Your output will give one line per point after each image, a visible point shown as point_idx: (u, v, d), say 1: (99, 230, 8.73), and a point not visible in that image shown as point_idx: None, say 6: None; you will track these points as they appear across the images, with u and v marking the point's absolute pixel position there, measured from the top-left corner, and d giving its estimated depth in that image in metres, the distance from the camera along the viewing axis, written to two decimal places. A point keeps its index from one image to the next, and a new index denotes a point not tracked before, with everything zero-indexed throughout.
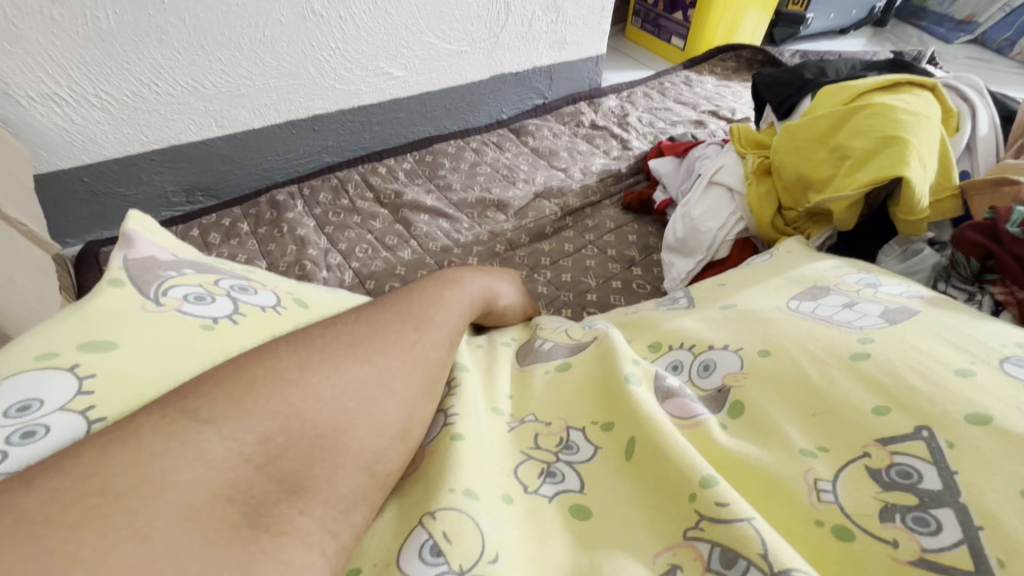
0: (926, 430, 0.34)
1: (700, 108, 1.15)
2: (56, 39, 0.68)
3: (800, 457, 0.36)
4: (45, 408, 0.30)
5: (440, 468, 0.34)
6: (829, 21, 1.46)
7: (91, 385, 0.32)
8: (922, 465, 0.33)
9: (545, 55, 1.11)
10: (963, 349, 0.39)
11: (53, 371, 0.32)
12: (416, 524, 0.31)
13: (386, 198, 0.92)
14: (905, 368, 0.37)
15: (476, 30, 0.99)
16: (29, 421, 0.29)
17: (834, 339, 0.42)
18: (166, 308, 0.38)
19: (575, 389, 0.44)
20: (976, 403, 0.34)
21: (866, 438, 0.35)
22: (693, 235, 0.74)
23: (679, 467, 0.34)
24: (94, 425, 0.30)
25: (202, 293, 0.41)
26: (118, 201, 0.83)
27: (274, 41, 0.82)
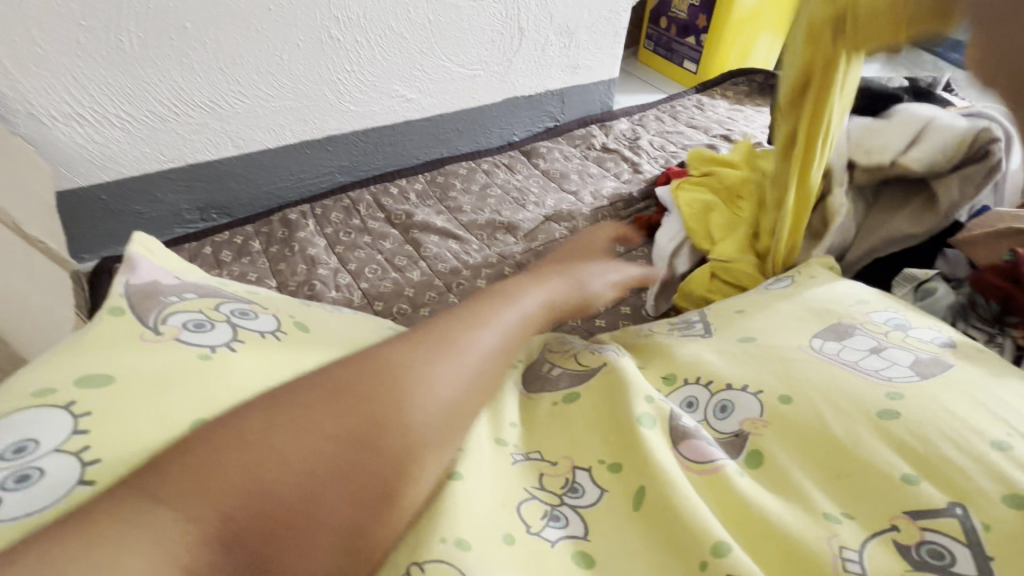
0: (960, 508, 0.33)
1: (711, 132, 1.15)
2: (80, 61, 0.70)
3: (824, 521, 0.34)
4: (39, 450, 0.30)
5: (436, 510, 0.34)
6: None
7: (86, 423, 0.32)
8: (954, 546, 0.32)
9: (558, 79, 1.12)
10: (1005, 422, 0.37)
11: (51, 409, 0.32)
12: (405, 572, 0.31)
13: (397, 218, 0.92)
14: (937, 436, 0.37)
15: (489, 55, 1.00)
16: (25, 463, 0.30)
17: (859, 390, 0.40)
18: (165, 337, 0.38)
19: (584, 425, 0.43)
20: (1013, 481, 0.33)
21: (896, 509, 0.34)
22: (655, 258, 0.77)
23: (693, 532, 0.33)
24: (88, 468, 0.30)
25: (201, 319, 0.41)
26: (134, 218, 0.84)
27: (291, 65, 0.83)
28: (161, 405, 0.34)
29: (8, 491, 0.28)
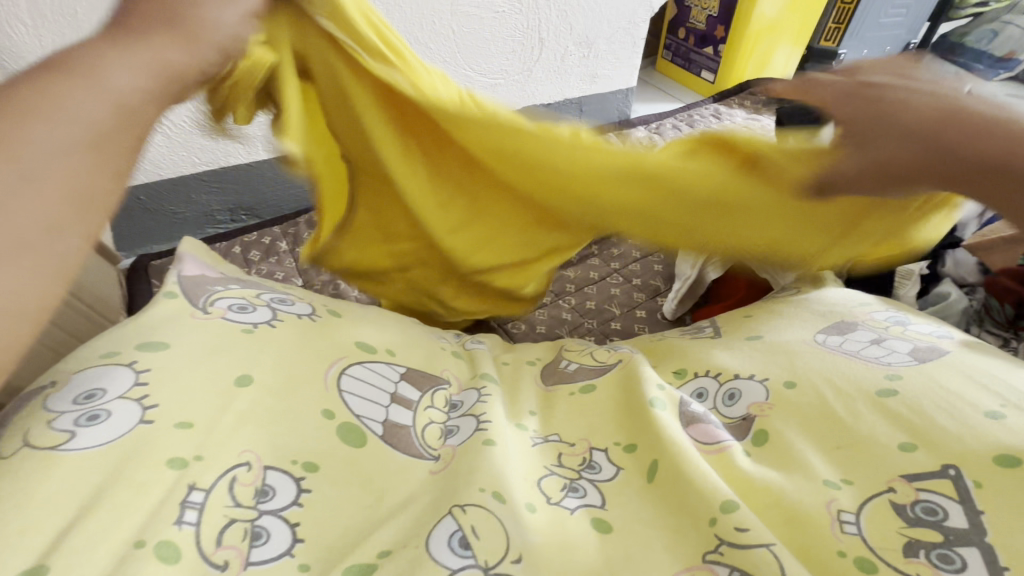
0: (953, 469, 0.34)
1: None
2: None
3: (822, 487, 0.35)
4: (107, 396, 0.34)
5: (471, 466, 0.36)
6: (864, 56, 1.46)
7: (146, 377, 0.35)
8: (947, 504, 0.33)
9: (577, 89, 1.15)
10: (999, 395, 0.39)
11: (117, 366, 0.35)
12: (445, 514, 0.34)
13: None
14: (931, 406, 0.38)
15: (510, 65, 1.03)
16: (94, 406, 0.33)
17: (861, 372, 0.42)
18: (212, 315, 0.41)
19: (599, 409, 0.45)
20: (1005, 445, 0.35)
21: (890, 473, 0.35)
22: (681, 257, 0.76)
23: (700, 491, 0.35)
24: (146, 412, 0.33)
25: (244, 304, 0.44)
26: (170, 217, 0.89)
27: None
28: (207, 368, 0.36)
29: (80, 428, 0.32)
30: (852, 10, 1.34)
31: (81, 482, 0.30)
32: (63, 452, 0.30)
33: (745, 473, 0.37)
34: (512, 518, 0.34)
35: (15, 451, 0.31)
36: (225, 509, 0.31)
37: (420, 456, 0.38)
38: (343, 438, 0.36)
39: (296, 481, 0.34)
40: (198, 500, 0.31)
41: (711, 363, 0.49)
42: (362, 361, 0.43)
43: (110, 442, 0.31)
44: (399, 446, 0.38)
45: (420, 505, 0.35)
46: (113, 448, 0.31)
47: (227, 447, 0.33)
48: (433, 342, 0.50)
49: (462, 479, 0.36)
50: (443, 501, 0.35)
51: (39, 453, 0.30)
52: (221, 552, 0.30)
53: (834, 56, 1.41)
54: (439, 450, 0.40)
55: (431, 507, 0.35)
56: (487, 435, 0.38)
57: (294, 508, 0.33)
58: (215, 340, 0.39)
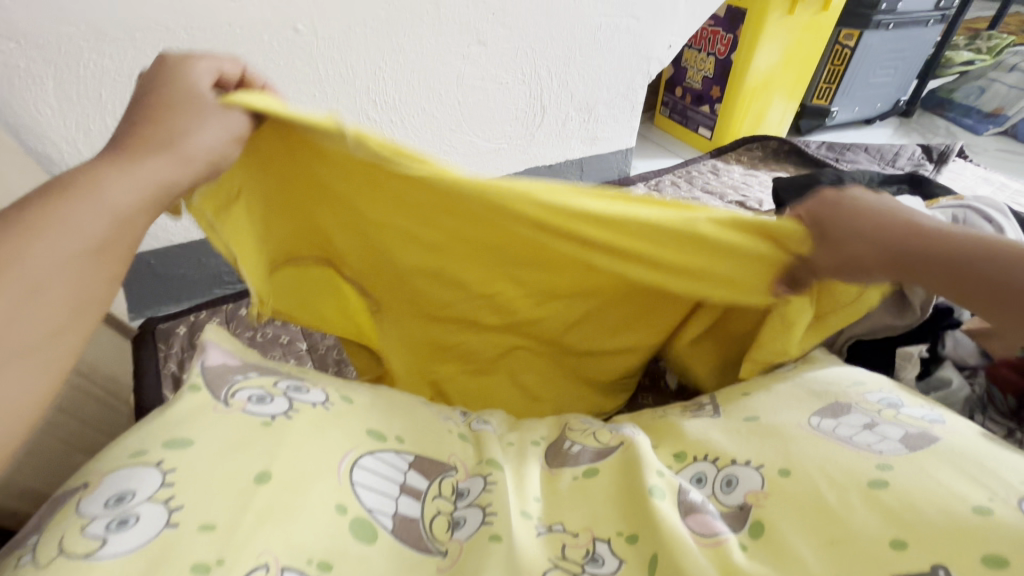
0: (943, 569, 0.35)
1: (727, 199, 1.20)
2: None
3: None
4: (136, 498, 0.36)
5: (477, 568, 0.38)
6: (854, 113, 1.52)
7: (172, 477, 0.37)
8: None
9: (577, 150, 1.20)
10: (986, 487, 0.40)
11: (145, 465, 0.38)
12: None
13: None
14: (922, 501, 0.39)
15: (513, 131, 1.07)
16: (124, 509, 0.35)
17: (850, 462, 0.44)
18: (234, 408, 0.44)
19: (600, 496, 0.46)
20: (992, 544, 0.35)
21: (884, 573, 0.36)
22: None
23: None
24: (172, 513, 0.35)
25: (263, 393, 0.46)
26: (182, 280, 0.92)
27: None
28: (230, 465, 0.39)
29: (111, 534, 0.33)
30: (842, 71, 1.40)
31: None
32: (95, 560, 0.32)
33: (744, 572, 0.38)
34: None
35: (49, 559, 0.32)
36: None
37: (430, 552, 0.40)
38: (356, 535, 0.38)
39: None
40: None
41: (709, 449, 0.50)
42: (373, 450, 0.45)
43: (138, 548, 0.33)
44: (410, 540, 0.40)
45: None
46: (140, 556, 0.32)
47: (247, 548, 0.34)
48: (441, 423, 0.53)
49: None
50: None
51: (74, 561, 0.32)
52: None
53: (827, 113, 1.47)
54: (447, 545, 0.42)
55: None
56: (494, 531, 0.41)
57: None
58: (235, 436, 0.41)
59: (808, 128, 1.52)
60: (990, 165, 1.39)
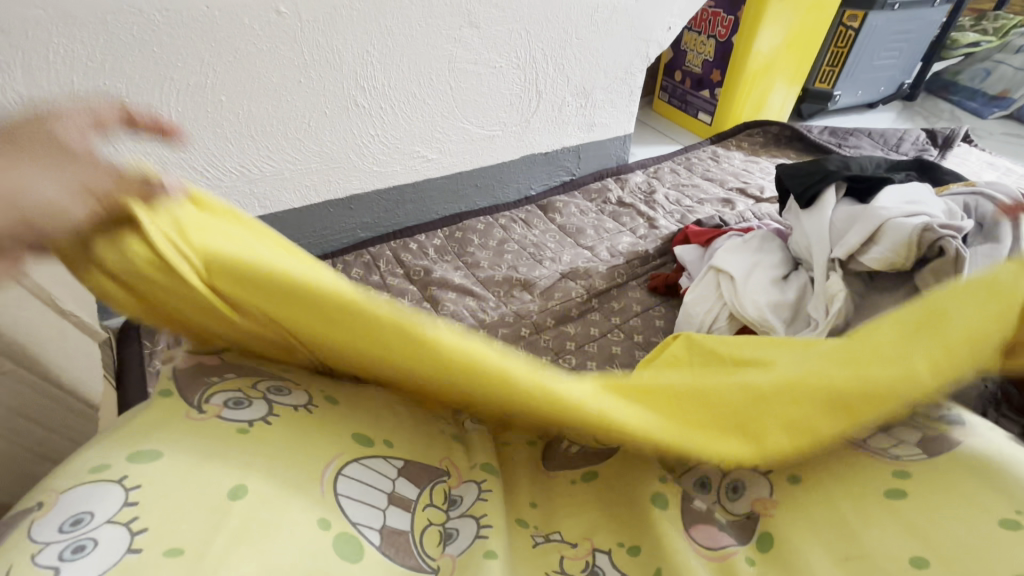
0: None
1: (727, 185, 1.17)
2: (125, 135, 0.73)
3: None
4: (94, 521, 0.32)
5: None
6: (857, 97, 1.49)
7: (136, 495, 0.34)
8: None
9: (575, 136, 1.16)
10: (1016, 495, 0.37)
11: (107, 483, 0.35)
12: None
13: (415, 275, 0.94)
14: (944, 514, 0.37)
15: (508, 116, 1.03)
16: (79, 535, 0.32)
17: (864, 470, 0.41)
18: (208, 415, 0.40)
19: (597, 504, 0.44)
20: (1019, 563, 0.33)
21: None
22: (684, 321, 0.74)
23: None
24: (136, 536, 0.32)
25: (240, 397, 0.43)
26: None
27: (318, 130, 0.86)
28: (201, 479, 0.35)
29: (64, 563, 0.30)
30: (845, 53, 1.36)
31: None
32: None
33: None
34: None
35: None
36: None
37: (419, 568, 0.37)
38: (340, 551, 0.35)
39: None
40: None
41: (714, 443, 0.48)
42: (358, 458, 0.42)
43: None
44: (398, 556, 0.37)
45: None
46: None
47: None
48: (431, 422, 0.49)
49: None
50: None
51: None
52: None
53: (830, 97, 1.43)
54: (438, 560, 0.39)
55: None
56: (488, 547, 0.39)
57: None
58: (206, 451, 0.38)
59: (810, 113, 1.49)
60: (996, 149, 1.36)
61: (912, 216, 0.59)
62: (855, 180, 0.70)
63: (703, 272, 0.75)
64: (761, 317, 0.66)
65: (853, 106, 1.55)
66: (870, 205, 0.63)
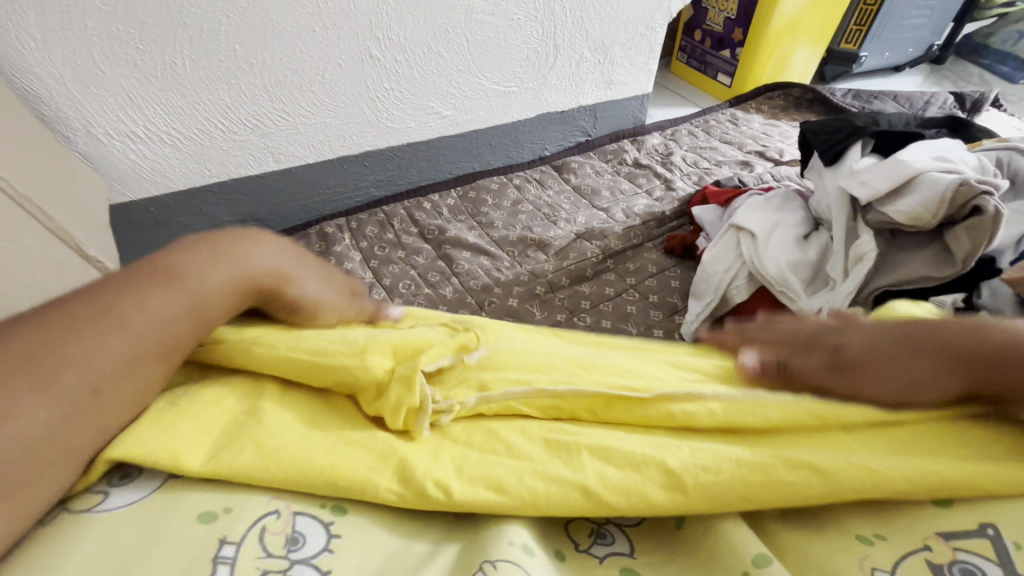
0: (991, 528, 0.32)
1: (746, 148, 1.14)
2: (137, 82, 0.71)
3: (854, 543, 0.32)
4: (140, 472, 0.33)
5: None
6: (883, 59, 1.44)
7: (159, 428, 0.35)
8: (987, 566, 0.30)
9: (591, 95, 1.13)
10: None
11: None
12: (476, 571, 0.30)
13: (430, 233, 0.93)
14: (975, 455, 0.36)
15: (524, 72, 1.01)
16: (125, 467, 0.33)
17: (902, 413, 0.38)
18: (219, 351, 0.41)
19: None
20: None
21: (926, 531, 0.32)
22: (703, 278, 0.72)
23: (731, 543, 0.32)
24: (171, 478, 0.33)
25: None
26: (180, 229, 0.85)
27: (332, 83, 0.84)
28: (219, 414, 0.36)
29: (113, 488, 0.32)
30: (874, 12, 1.31)
31: (114, 541, 0.29)
32: (96, 512, 0.30)
33: (780, 527, 0.34)
34: (544, 573, 0.31)
35: (51, 516, 0.30)
36: (256, 561, 0.29)
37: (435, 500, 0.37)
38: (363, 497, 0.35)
39: (326, 526, 0.32)
40: (230, 554, 0.29)
41: None
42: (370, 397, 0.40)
43: (137, 501, 0.31)
44: None
45: (447, 559, 0.32)
46: (144, 507, 0.31)
47: (257, 500, 0.32)
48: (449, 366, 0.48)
49: (490, 533, 0.33)
50: (473, 556, 0.31)
51: (72, 515, 0.30)
52: None
53: (855, 59, 1.39)
54: None
55: (462, 561, 0.31)
56: None
57: (325, 554, 0.30)
58: (245, 401, 0.38)
59: (833, 75, 1.44)
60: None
61: (947, 172, 0.57)
62: (884, 137, 0.68)
63: (724, 230, 0.74)
64: (780, 276, 0.65)
65: (879, 70, 1.50)
66: (898, 157, 0.60)
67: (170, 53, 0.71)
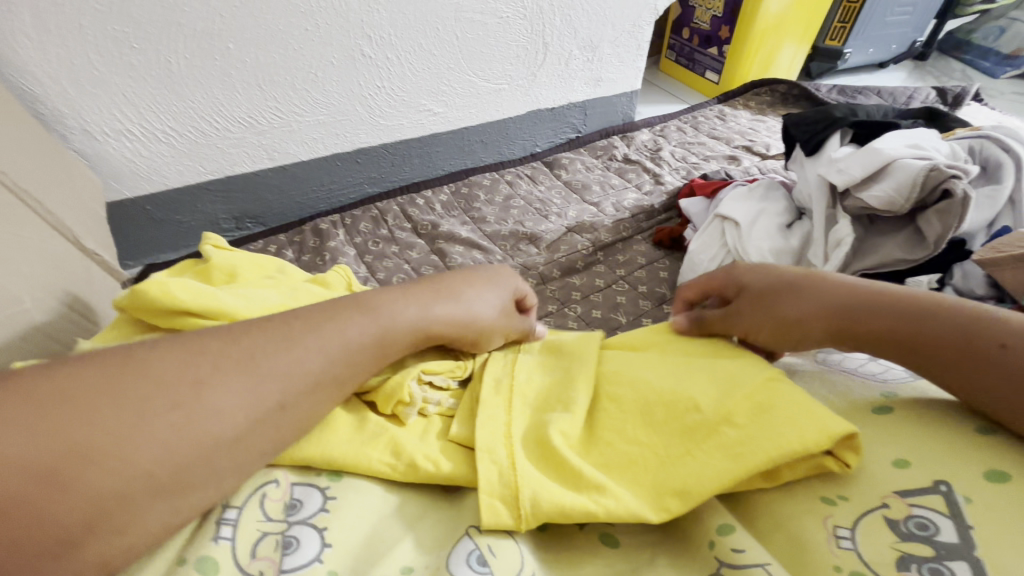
0: (944, 485, 0.31)
1: (734, 143, 1.16)
2: (131, 81, 0.72)
3: (818, 503, 0.33)
4: None
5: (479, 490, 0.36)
6: (868, 55, 1.47)
7: None
8: (939, 518, 0.30)
9: (581, 92, 1.15)
10: None
11: None
12: (462, 534, 0.32)
13: (423, 229, 0.95)
14: (932, 420, 0.36)
15: (514, 69, 1.03)
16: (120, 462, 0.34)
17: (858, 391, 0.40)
18: None
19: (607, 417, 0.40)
20: (998, 459, 0.32)
21: (883, 489, 0.33)
22: (690, 268, 0.74)
23: (699, 512, 0.34)
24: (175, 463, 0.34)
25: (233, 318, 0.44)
26: (177, 226, 0.87)
27: (324, 80, 0.85)
28: None
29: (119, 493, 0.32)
30: (858, 9, 1.34)
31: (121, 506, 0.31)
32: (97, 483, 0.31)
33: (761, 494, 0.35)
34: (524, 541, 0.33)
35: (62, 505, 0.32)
36: (258, 524, 0.31)
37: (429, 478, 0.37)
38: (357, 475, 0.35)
39: (322, 491, 0.33)
40: (233, 517, 0.30)
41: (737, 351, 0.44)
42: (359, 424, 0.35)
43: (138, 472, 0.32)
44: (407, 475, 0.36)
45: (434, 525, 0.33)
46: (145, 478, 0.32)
47: (256, 466, 0.33)
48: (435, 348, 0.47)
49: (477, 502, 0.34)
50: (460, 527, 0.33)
51: None
52: (256, 564, 0.29)
53: (840, 55, 1.41)
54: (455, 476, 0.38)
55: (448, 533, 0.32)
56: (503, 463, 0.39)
57: (322, 514, 0.32)
58: None
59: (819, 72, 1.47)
60: (1006, 109, 1.36)
61: (919, 157, 0.58)
62: (861, 127, 0.70)
63: (709, 220, 0.75)
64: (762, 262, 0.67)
65: (864, 66, 1.53)
66: (872, 144, 0.62)
67: (165, 50, 0.72)
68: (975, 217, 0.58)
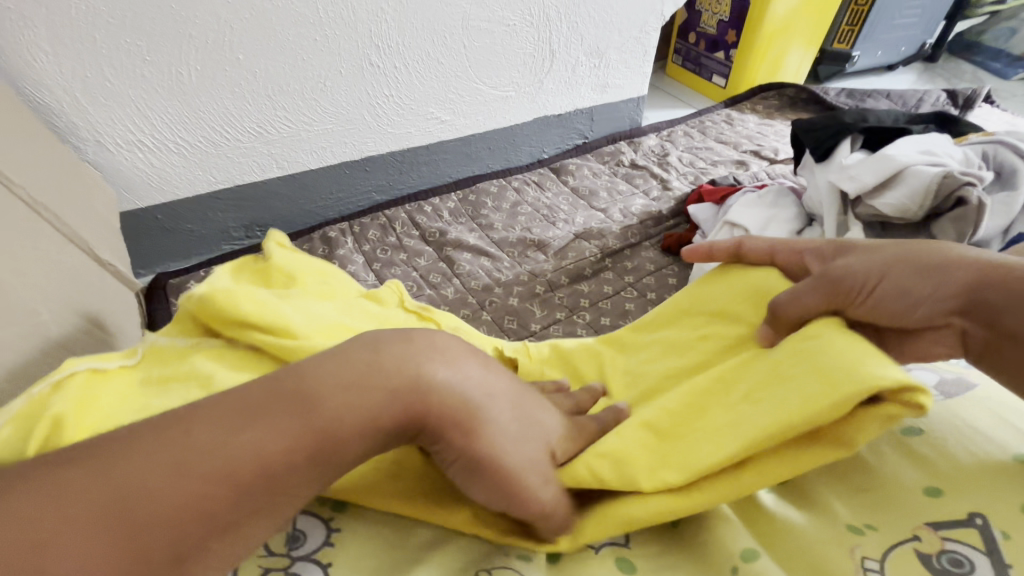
0: (980, 518, 0.32)
1: (741, 147, 1.16)
2: (143, 92, 0.73)
3: (845, 532, 0.33)
4: None
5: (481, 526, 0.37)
6: (876, 58, 1.46)
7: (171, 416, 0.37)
8: (975, 555, 0.30)
9: (587, 98, 1.15)
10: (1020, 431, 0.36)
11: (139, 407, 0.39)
12: None
13: (431, 236, 0.95)
14: (961, 448, 0.36)
15: (521, 76, 1.03)
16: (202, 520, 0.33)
17: None
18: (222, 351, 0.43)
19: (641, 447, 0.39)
20: None
21: (915, 520, 0.32)
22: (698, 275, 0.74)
23: (720, 539, 0.33)
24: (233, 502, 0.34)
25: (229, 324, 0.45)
26: (187, 235, 0.87)
27: (333, 89, 0.86)
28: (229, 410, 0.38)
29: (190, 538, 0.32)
30: (866, 11, 1.33)
31: None
32: None
33: (782, 520, 0.34)
34: None
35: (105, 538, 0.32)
36: (258, 560, 0.33)
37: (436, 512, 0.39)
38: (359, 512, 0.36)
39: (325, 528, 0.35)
40: None
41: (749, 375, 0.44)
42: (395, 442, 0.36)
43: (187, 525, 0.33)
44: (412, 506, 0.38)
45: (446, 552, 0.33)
46: None
47: None
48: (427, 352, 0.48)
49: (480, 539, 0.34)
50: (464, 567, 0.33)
51: None
52: None
53: (848, 58, 1.40)
54: None
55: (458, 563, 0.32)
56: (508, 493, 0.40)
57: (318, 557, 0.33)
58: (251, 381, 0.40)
59: (827, 75, 1.46)
60: (1017, 110, 1.34)
61: (932, 165, 0.58)
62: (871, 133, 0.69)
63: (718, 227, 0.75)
64: None
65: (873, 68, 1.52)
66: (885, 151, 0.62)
67: (176, 62, 0.73)
68: (990, 225, 0.57)
